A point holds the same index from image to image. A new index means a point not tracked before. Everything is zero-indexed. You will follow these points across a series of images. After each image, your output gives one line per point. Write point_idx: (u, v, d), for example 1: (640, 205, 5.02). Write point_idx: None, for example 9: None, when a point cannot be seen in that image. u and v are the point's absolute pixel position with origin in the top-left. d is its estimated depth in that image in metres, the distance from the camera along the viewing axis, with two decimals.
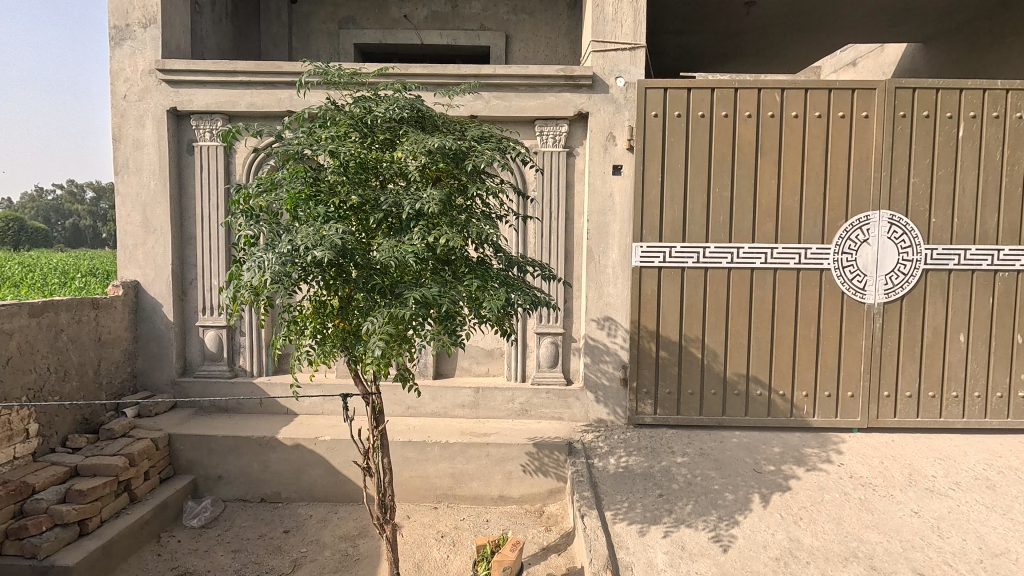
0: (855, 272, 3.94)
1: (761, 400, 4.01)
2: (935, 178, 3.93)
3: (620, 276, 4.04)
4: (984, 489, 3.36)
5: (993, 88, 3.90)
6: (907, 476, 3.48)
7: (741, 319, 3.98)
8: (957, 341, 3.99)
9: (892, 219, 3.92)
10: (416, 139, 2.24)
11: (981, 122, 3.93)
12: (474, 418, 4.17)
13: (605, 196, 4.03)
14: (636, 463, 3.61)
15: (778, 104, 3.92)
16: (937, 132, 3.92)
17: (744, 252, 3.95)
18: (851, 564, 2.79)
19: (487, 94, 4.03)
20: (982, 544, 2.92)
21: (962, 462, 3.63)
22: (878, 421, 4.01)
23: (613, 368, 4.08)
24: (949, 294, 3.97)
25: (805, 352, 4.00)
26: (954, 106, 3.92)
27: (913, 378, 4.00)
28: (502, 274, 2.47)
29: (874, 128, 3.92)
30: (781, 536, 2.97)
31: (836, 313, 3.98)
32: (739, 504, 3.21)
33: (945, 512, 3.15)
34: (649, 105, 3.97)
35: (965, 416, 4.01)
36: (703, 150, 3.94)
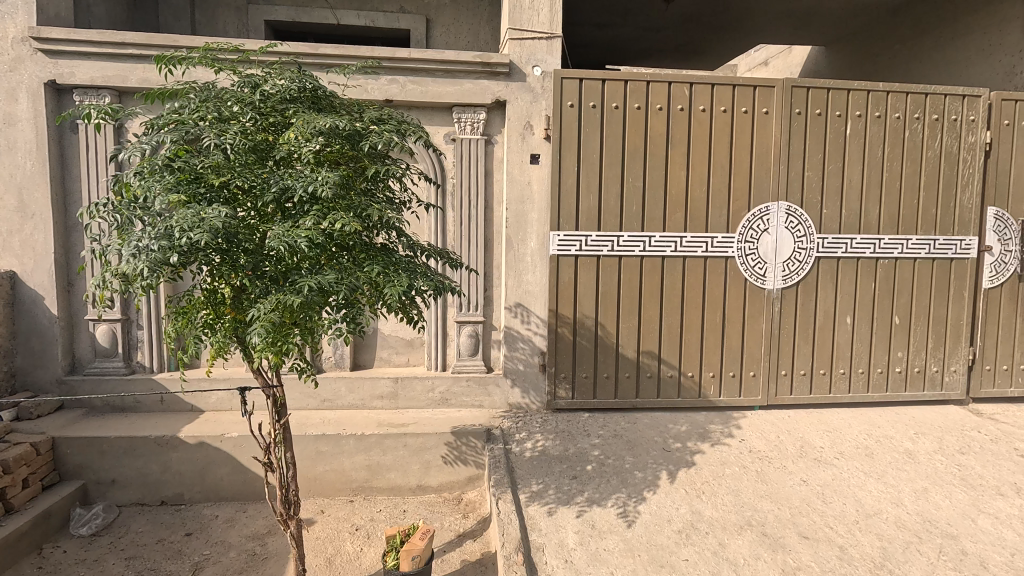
0: (756, 260, 4.19)
1: (671, 381, 4.20)
2: (827, 172, 4.23)
3: (539, 264, 4.09)
4: (863, 456, 3.69)
5: (875, 90, 4.24)
6: (798, 448, 3.76)
7: (652, 305, 4.13)
8: (844, 322, 4.33)
9: (788, 210, 4.19)
10: (307, 119, 2.14)
11: (866, 121, 4.26)
12: (393, 408, 4.11)
13: (523, 184, 4.06)
14: (552, 447, 3.69)
15: (686, 98, 4.08)
16: (828, 129, 4.22)
17: (655, 241, 4.09)
18: (746, 531, 2.98)
19: (403, 78, 3.94)
20: (859, 507, 3.21)
21: (846, 433, 3.97)
22: (777, 398, 4.29)
23: (531, 355, 4.14)
24: (837, 280, 4.30)
25: (712, 336, 4.21)
26: (843, 105, 4.22)
27: (807, 357, 4.32)
28: (407, 262, 2.42)
29: (773, 123, 4.16)
30: (684, 510, 3.13)
31: (740, 299, 4.21)
32: (647, 481, 3.35)
33: (829, 479, 3.44)
34: (565, 94, 4.01)
35: (851, 391, 4.38)
36: (617, 142, 4.04)
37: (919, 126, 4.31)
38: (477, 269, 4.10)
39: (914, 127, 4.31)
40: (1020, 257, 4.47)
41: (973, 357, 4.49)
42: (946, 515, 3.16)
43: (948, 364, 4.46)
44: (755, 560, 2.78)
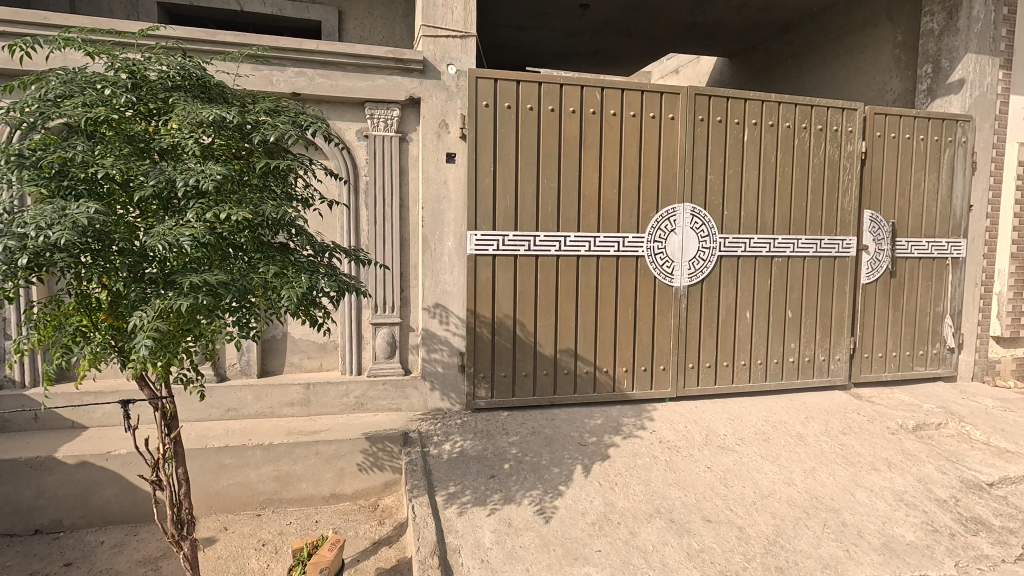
0: (665, 259, 4.39)
1: (587, 377, 4.31)
2: (727, 176, 4.51)
3: (456, 264, 4.07)
4: (761, 441, 3.97)
5: (768, 101, 4.57)
6: (704, 436, 3.98)
7: (568, 304, 4.22)
8: (744, 316, 4.64)
9: (693, 212, 4.43)
10: (191, 108, 2.00)
11: (760, 129, 4.57)
12: (304, 416, 3.93)
13: (439, 183, 4.02)
14: (470, 447, 3.67)
15: (598, 102, 4.20)
16: (728, 136, 4.49)
17: (570, 241, 4.18)
18: (655, 519, 3.11)
19: (311, 71, 3.78)
20: (756, 488, 3.44)
21: (746, 420, 4.24)
22: (685, 390, 4.52)
23: (449, 356, 4.10)
24: (737, 278, 4.59)
25: (624, 333, 4.37)
26: (740, 113, 4.52)
27: (711, 351, 4.58)
28: (308, 262, 2.33)
29: (678, 129, 4.38)
30: (598, 502, 3.21)
31: (650, 295, 4.40)
32: (563, 477, 3.42)
33: (729, 464, 3.66)
34: (480, 94, 4.00)
35: (751, 380, 4.70)
36: (532, 143, 4.09)
37: (806, 135, 4.69)
38: (382, 262, 4.00)
39: (801, 135, 4.68)
40: (891, 255, 4.98)
41: (854, 346, 4.94)
42: (830, 491, 3.46)
43: (833, 353, 4.89)
44: (663, 546, 2.91)
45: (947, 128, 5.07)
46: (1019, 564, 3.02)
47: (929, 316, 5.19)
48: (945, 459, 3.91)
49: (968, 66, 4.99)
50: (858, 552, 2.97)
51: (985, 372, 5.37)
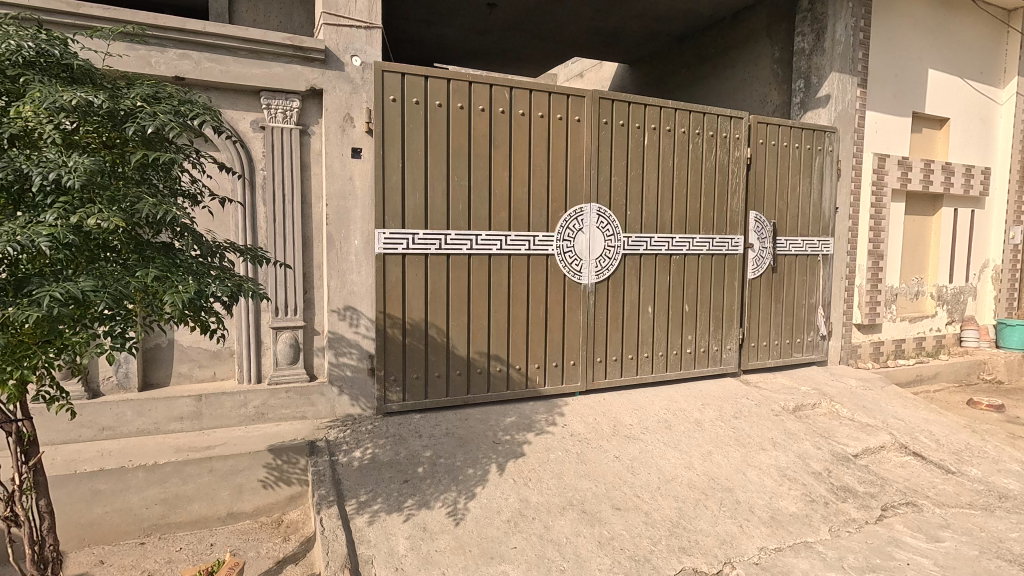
0: (573, 257, 4.51)
1: (500, 375, 4.32)
2: (629, 178, 4.72)
3: (363, 263, 3.92)
4: (664, 429, 4.19)
5: (665, 107, 4.83)
6: (612, 427, 4.13)
7: (480, 302, 4.20)
8: (647, 311, 4.88)
9: (599, 212, 4.59)
10: (49, 91, 1.75)
11: (659, 133, 4.83)
12: (196, 430, 3.60)
13: (344, 179, 3.85)
14: (382, 453, 3.53)
15: (507, 101, 4.22)
16: (630, 139, 4.70)
17: (481, 239, 4.17)
18: (567, 511, 3.18)
19: (197, 54, 3.46)
20: (660, 474, 3.63)
21: (650, 410, 4.47)
22: (594, 383, 4.68)
23: (358, 360, 3.94)
24: (641, 274, 4.82)
25: (536, 330, 4.43)
26: (641, 118, 4.74)
27: (617, 345, 4.77)
28: (196, 264, 2.13)
29: (584, 131, 4.51)
30: (513, 499, 3.23)
31: (560, 293, 4.50)
32: (478, 476, 3.40)
33: (636, 453, 3.83)
34: (387, 88, 3.86)
35: (654, 371, 4.96)
36: (441, 140, 4.03)
37: (699, 141, 5.02)
38: (276, 258, 3.74)
39: (696, 141, 5.00)
40: (773, 253, 5.47)
41: (743, 337, 5.38)
42: (725, 472, 3.73)
43: (725, 344, 5.28)
44: (576, 537, 2.99)
45: (817, 138, 5.64)
46: (879, 525, 3.45)
47: (805, 308, 5.76)
48: (819, 436, 4.36)
49: (831, 85, 5.58)
50: (750, 527, 3.24)
51: (850, 356, 6.06)
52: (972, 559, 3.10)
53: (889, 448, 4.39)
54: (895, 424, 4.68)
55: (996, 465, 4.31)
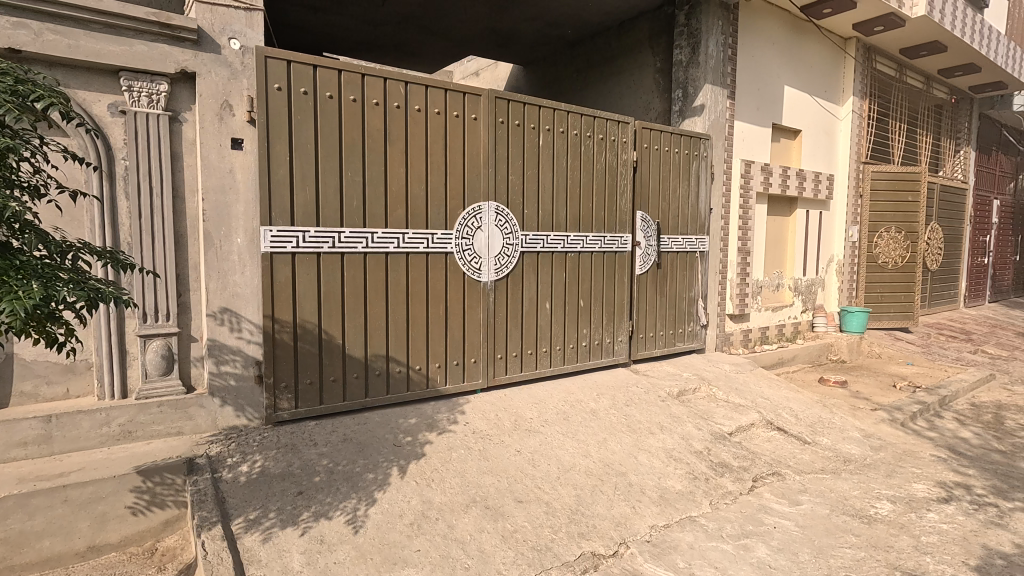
0: (472, 255, 4.52)
1: (400, 376, 4.22)
2: (526, 177, 4.82)
3: (248, 263, 3.65)
4: (562, 420, 4.33)
5: (558, 109, 4.99)
6: (513, 422, 4.20)
7: (378, 302, 4.08)
8: (544, 307, 5.01)
9: (497, 210, 4.64)
10: None
11: (553, 135, 4.99)
12: (45, 457, 3.14)
13: (223, 172, 3.55)
14: (273, 465, 3.31)
15: (402, 96, 4.12)
16: (525, 139, 4.80)
17: (377, 237, 4.03)
18: (471, 508, 3.19)
19: (38, 24, 3.01)
20: (559, 464, 3.75)
21: (549, 402, 4.59)
22: (495, 379, 4.72)
23: (244, 367, 3.66)
24: (538, 271, 4.94)
25: (436, 329, 4.39)
26: (536, 118, 4.86)
27: (517, 340, 4.86)
28: (41, 266, 1.86)
29: (481, 129, 4.53)
30: (415, 501, 3.18)
31: (460, 291, 4.48)
32: (378, 481, 3.29)
33: (536, 446, 3.92)
34: (271, 75, 3.61)
35: (552, 365, 5.11)
36: (333, 134, 3.84)
37: (590, 143, 5.25)
38: (142, 265, 3.35)
39: (587, 143, 5.22)
40: (657, 250, 5.86)
41: (632, 329, 5.71)
42: (619, 457, 3.94)
43: (617, 336, 5.57)
44: (480, 533, 3.01)
45: (694, 144, 6.12)
46: (750, 494, 3.83)
47: (686, 300, 6.24)
48: (700, 418, 4.75)
49: (705, 96, 6.07)
50: (642, 507, 3.45)
51: (724, 343, 6.67)
52: (824, 517, 3.55)
53: (757, 425, 4.89)
54: (762, 403, 5.22)
55: (841, 433, 4.96)
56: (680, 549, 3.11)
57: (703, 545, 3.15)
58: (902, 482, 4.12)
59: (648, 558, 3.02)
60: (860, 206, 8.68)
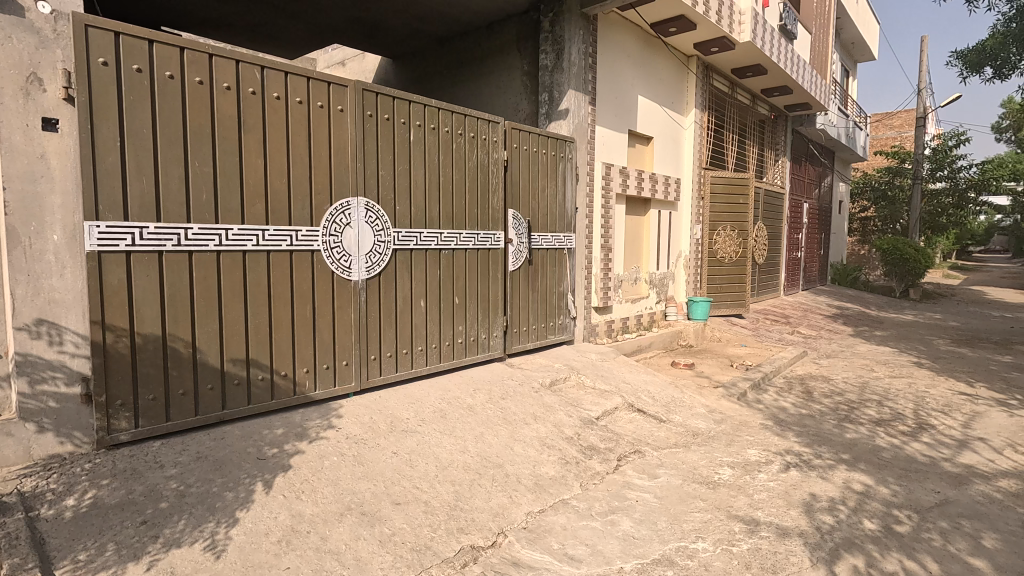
0: (341, 253, 4.32)
1: (262, 385, 3.90)
2: (397, 173, 4.72)
3: (69, 264, 3.14)
4: (439, 418, 4.30)
5: (429, 105, 4.95)
6: (389, 423, 4.09)
7: (235, 305, 3.74)
8: (419, 305, 4.95)
9: (367, 206, 4.49)
10: None
11: (424, 131, 4.93)
12: None
13: (32, 157, 3.01)
14: (109, 494, 2.88)
15: (258, 81, 3.81)
16: (395, 134, 4.70)
17: (233, 234, 3.69)
18: (346, 516, 3.06)
19: None
20: (437, 462, 3.74)
21: (425, 401, 4.54)
22: (368, 382, 4.56)
23: (66, 385, 3.14)
24: (411, 269, 4.87)
25: (303, 331, 4.13)
26: (405, 114, 4.77)
27: (391, 340, 4.74)
28: None
29: (347, 122, 4.34)
30: (283, 516, 2.97)
31: (328, 291, 4.27)
32: (240, 500, 3.02)
33: (414, 446, 3.86)
34: (93, 48, 3.13)
35: (428, 363, 5.06)
36: (174, 119, 3.44)
37: (462, 141, 5.28)
38: None
39: (458, 140, 5.24)
40: (528, 247, 6.07)
41: (507, 324, 5.85)
42: (496, 450, 4.03)
43: (492, 332, 5.67)
44: (356, 541, 2.90)
45: (560, 146, 6.42)
46: (615, 473, 4.14)
47: (556, 295, 6.54)
48: (570, 405, 5.02)
49: (569, 100, 6.40)
50: (518, 496, 3.57)
51: (590, 334, 7.11)
52: (678, 487, 3.95)
53: (621, 408, 5.29)
54: (624, 388, 5.66)
55: (690, 410, 5.54)
56: (554, 532, 3.27)
57: (575, 525, 3.34)
58: (738, 449, 4.71)
59: (525, 544, 3.13)
60: (702, 207, 9.73)
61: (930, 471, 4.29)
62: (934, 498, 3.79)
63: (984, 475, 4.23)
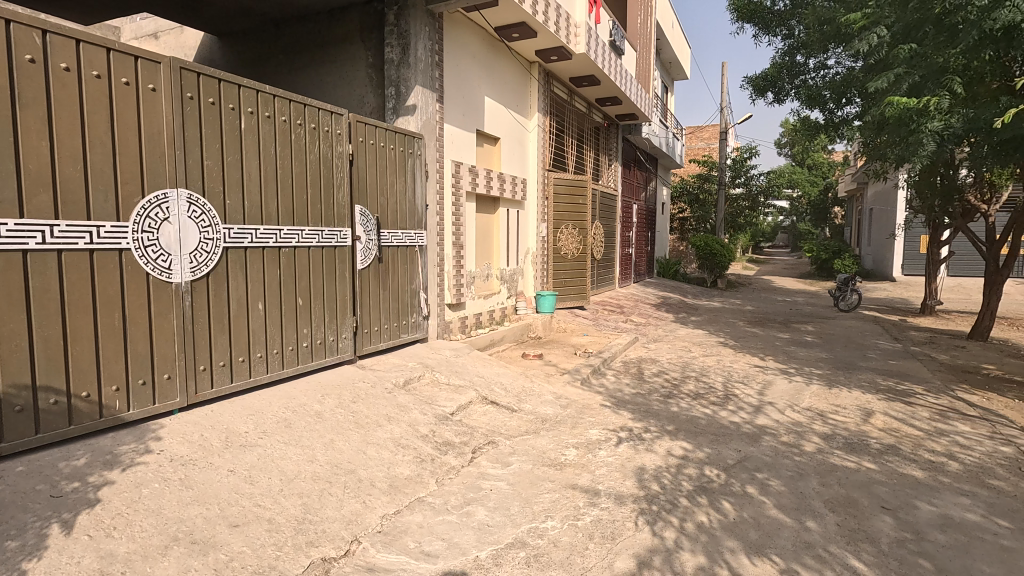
0: (158, 252, 3.81)
1: (57, 409, 3.28)
2: (225, 163, 4.27)
3: None
4: (283, 429, 3.99)
5: (263, 91, 4.56)
6: (224, 440, 3.69)
7: (14, 315, 3.09)
8: (256, 309, 4.54)
9: (190, 199, 4.00)
10: None
11: (257, 119, 4.53)
12: None
13: None
14: None
15: (39, 48, 3.18)
16: (223, 121, 4.25)
17: (8, 230, 3.04)
18: (172, 548, 2.72)
19: None
20: (282, 475, 3.48)
21: (267, 411, 4.18)
22: (197, 396, 4.07)
23: None
24: (246, 269, 4.45)
25: (111, 343, 3.55)
26: (234, 99, 4.34)
27: (224, 348, 4.28)
28: None
29: (162, 103, 3.83)
30: (89, 559, 2.54)
31: (142, 296, 3.72)
32: (28, 549, 2.50)
33: (254, 461, 3.54)
34: None
35: (268, 371, 4.66)
36: None
37: (301, 132, 4.95)
38: None
39: (297, 131, 4.90)
40: (377, 244, 5.90)
41: (357, 324, 5.63)
42: (347, 456, 3.87)
43: (341, 333, 5.41)
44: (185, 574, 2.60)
45: (408, 142, 6.34)
46: (470, 465, 4.23)
47: (407, 293, 6.46)
48: (424, 403, 5.00)
49: (417, 96, 6.36)
50: (373, 500, 3.48)
51: (444, 330, 7.15)
52: (529, 471, 4.16)
53: (474, 401, 5.42)
54: (478, 382, 5.80)
55: (539, 398, 5.86)
56: (410, 531, 3.25)
57: (431, 522, 3.35)
58: (582, 430, 5.10)
59: (380, 548, 3.06)
60: (546, 207, 10.30)
61: (733, 433, 5.06)
62: (736, 456, 4.48)
63: (771, 432, 5.10)
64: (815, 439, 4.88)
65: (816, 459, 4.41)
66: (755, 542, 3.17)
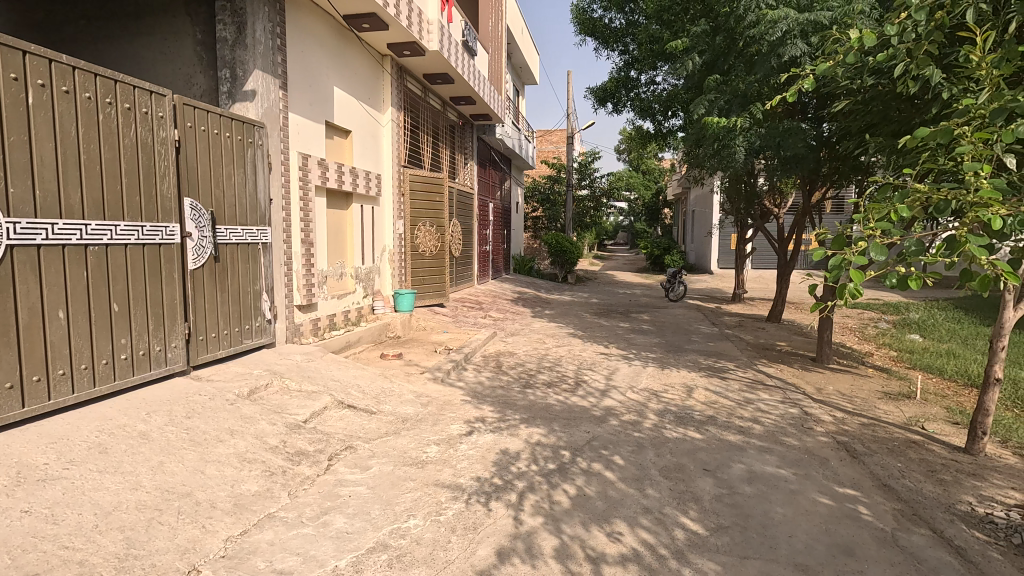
0: None
1: None
2: (7, 144, 3.52)
3: None
4: (97, 455, 3.41)
5: (58, 61, 3.82)
6: (14, 476, 3.04)
7: None
8: (56, 318, 3.82)
9: None
10: None
11: (51, 93, 3.79)
12: None
13: None
14: None
15: None
16: (2, 92, 3.47)
17: None
18: None
19: None
20: (97, 509, 3.00)
21: (75, 437, 3.53)
22: None
23: None
24: (41, 272, 3.72)
25: None
26: (19, 67, 3.57)
27: (11, 366, 3.53)
28: None
29: None
30: None
31: None
32: None
33: (59, 496, 2.99)
34: None
35: (75, 392, 3.93)
36: None
37: (112, 112, 4.26)
38: None
39: (106, 111, 4.21)
40: (212, 241, 5.31)
41: (189, 332, 5.01)
42: (181, 478, 3.45)
43: (169, 343, 4.77)
44: None
45: (246, 130, 5.80)
46: (326, 474, 4.03)
47: (250, 294, 5.92)
48: (273, 413, 4.64)
49: (256, 81, 5.96)
50: (214, 523, 3.16)
51: (294, 334, 6.71)
52: (389, 473, 4.08)
53: (330, 406, 5.17)
54: (333, 386, 5.53)
55: (399, 398, 5.77)
56: (259, 550, 3.01)
57: (284, 538, 3.14)
58: (443, 426, 5.13)
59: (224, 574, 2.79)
60: (402, 204, 10.12)
61: (583, 416, 5.46)
62: (587, 437, 4.84)
63: (616, 412, 5.59)
64: (652, 416, 5.45)
65: (653, 434, 4.93)
66: (604, 514, 3.46)
